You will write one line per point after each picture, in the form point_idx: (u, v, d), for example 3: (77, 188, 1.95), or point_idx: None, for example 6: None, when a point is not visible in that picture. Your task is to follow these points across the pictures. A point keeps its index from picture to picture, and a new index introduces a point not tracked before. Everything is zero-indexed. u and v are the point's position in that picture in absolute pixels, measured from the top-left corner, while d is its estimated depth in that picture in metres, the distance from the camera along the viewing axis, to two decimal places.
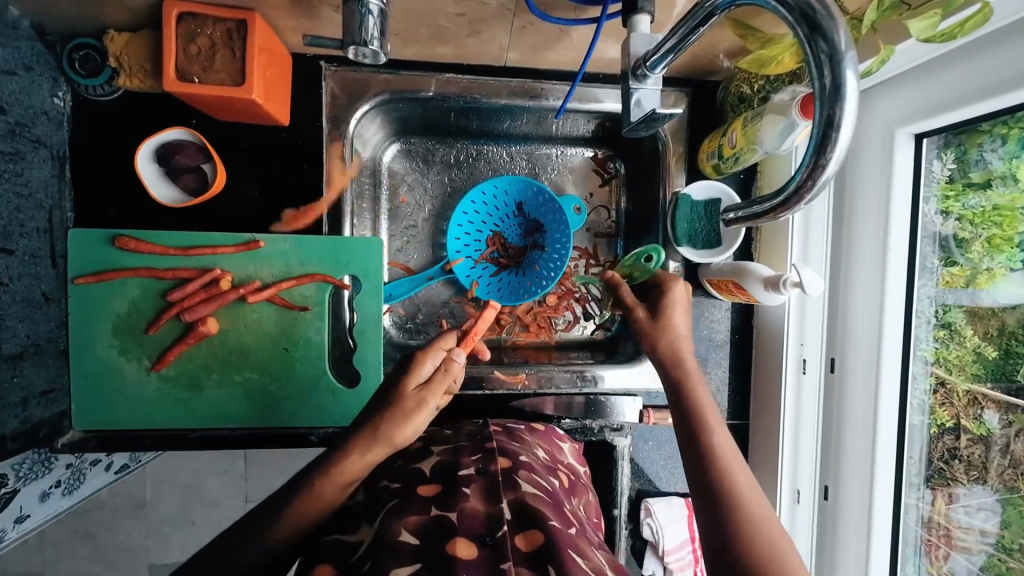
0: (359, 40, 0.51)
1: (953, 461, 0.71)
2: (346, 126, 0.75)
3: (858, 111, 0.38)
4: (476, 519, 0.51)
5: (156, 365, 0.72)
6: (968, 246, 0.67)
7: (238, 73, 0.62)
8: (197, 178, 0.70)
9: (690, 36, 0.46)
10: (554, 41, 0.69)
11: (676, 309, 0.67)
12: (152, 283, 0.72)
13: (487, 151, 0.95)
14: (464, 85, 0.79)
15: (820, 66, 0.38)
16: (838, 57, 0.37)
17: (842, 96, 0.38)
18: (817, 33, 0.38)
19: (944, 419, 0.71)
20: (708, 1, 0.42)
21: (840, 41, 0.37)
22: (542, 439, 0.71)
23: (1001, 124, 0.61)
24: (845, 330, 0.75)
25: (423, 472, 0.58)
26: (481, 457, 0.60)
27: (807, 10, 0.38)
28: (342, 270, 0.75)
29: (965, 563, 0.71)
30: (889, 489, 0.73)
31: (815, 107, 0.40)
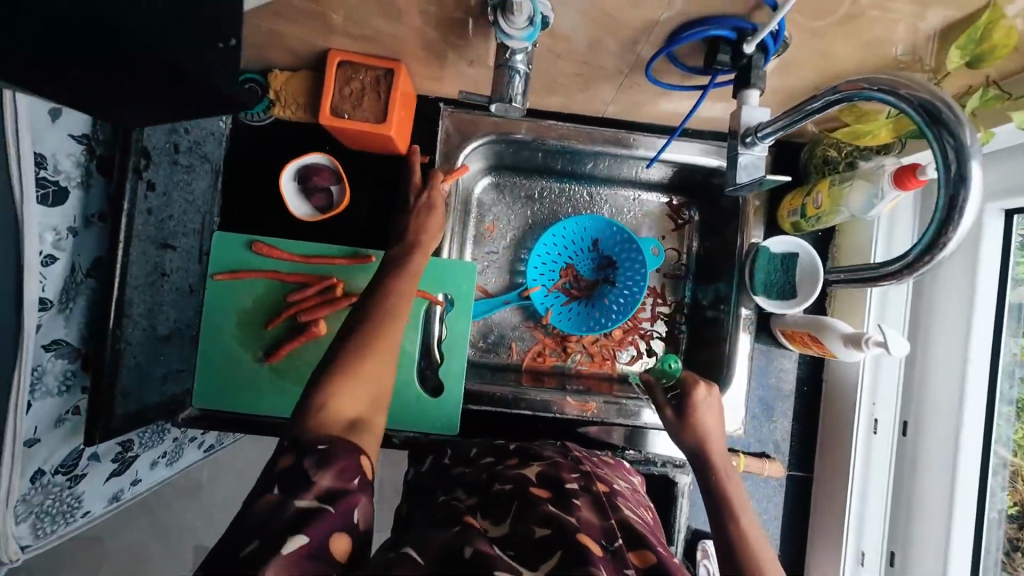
0: (505, 96, 0.56)
1: (1016, 552, 0.71)
2: (456, 161, 0.84)
3: (980, 192, 0.42)
4: (593, 527, 0.58)
5: (269, 356, 0.81)
6: None
7: (380, 112, 0.72)
8: (326, 198, 0.80)
9: (811, 114, 0.51)
10: (653, 100, 0.76)
11: (705, 413, 0.71)
12: (276, 284, 0.81)
13: (569, 189, 1.02)
14: (562, 132, 0.87)
15: (947, 157, 0.42)
16: (965, 151, 0.42)
17: (970, 178, 0.42)
18: (942, 122, 0.43)
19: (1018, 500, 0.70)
20: (840, 88, 0.48)
21: (967, 138, 0.42)
22: (615, 471, 0.75)
23: None
24: (921, 395, 0.76)
25: (527, 477, 0.65)
26: (581, 477, 0.66)
27: (932, 107, 0.43)
28: (439, 289, 0.83)
29: None
30: (964, 566, 0.72)
31: (941, 179, 0.44)
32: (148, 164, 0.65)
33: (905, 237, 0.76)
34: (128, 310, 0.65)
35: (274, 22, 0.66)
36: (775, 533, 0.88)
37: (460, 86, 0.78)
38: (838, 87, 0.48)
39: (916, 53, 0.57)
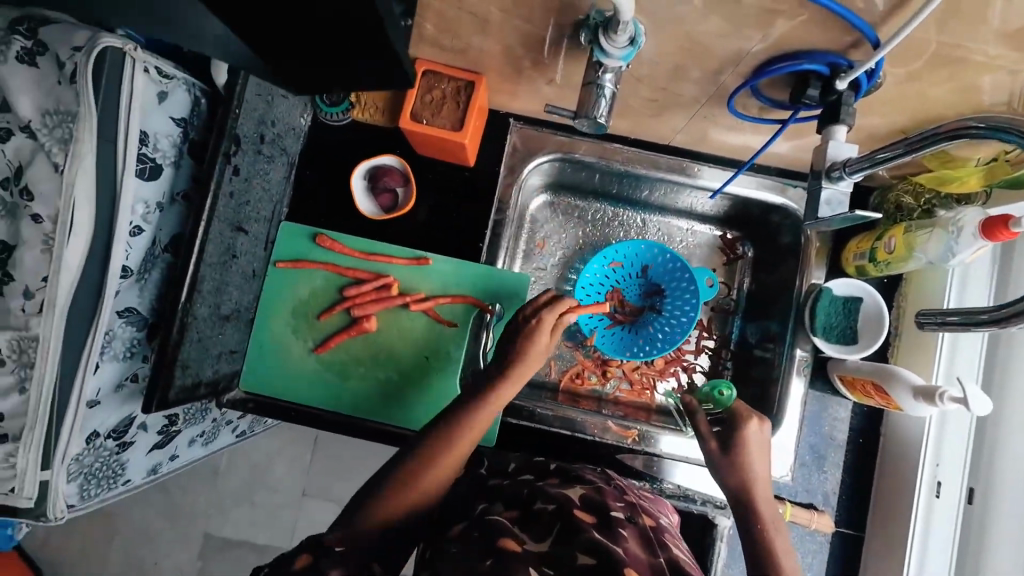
0: (590, 114, 0.56)
1: None
2: (519, 174, 0.86)
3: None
4: (640, 562, 0.56)
5: (319, 347, 0.82)
6: None
7: (457, 121, 0.74)
8: (391, 198, 0.83)
9: (906, 155, 0.51)
10: (725, 132, 0.76)
11: (755, 451, 0.69)
12: (334, 278, 0.83)
13: (623, 214, 1.03)
14: (626, 156, 0.87)
15: None
16: None
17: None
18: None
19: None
20: (949, 124, 0.47)
21: None
22: (657, 505, 0.72)
23: None
24: (993, 462, 0.71)
25: (570, 498, 0.63)
26: (625, 507, 0.64)
27: None
28: (491, 298, 0.83)
29: None
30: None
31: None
32: (238, 150, 0.69)
33: (981, 292, 0.73)
34: (199, 286, 0.67)
35: None
36: None
37: (534, 103, 0.80)
38: (941, 129, 0.48)
39: (1012, 103, 0.56)
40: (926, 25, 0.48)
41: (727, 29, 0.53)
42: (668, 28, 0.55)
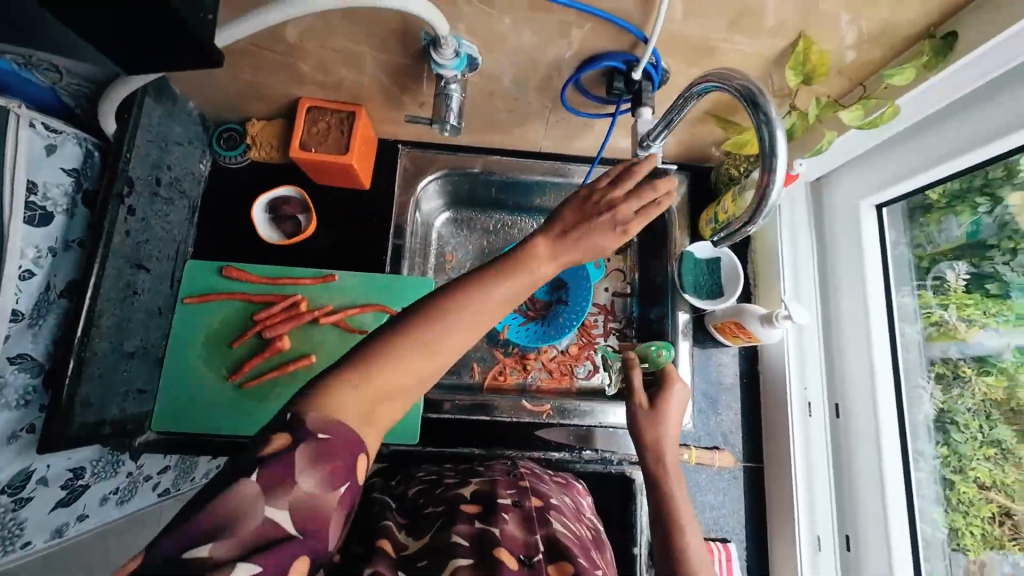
0: (443, 117, 0.68)
1: (971, 526, 0.71)
2: (412, 191, 0.95)
3: (786, 180, 0.49)
4: (515, 541, 0.59)
5: (232, 375, 0.84)
6: (946, 299, 0.76)
7: (342, 147, 0.83)
8: (293, 225, 0.89)
9: (673, 120, 0.63)
10: (579, 133, 0.89)
11: (677, 405, 0.74)
12: (244, 305, 0.87)
13: (520, 222, 1.11)
14: (506, 165, 0.99)
15: (761, 128, 0.49)
16: (773, 121, 0.48)
17: (775, 171, 0.49)
18: (760, 108, 0.49)
19: (987, 477, 0.70)
20: (686, 91, 0.58)
21: (773, 111, 0.48)
22: (567, 491, 0.76)
23: (954, 204, 0.75)
24: (841, 373, 0.85)
25: (462, 497, 0.66)
26: (516, 492, 0.68)
27: (749, 92, 0.50)
28: (398, 303, 0.89)
29: None
30: (904, 531, 0.76)
31: (759, 161, 0.50)
32: (131, 191, 0.73)
33: (806, 240, 0.92)
34: (98, 321, 0.69)
35: (253, 75, 0.78)
36: (740, 531, 0.89)
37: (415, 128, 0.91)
38: (690, 97, 0.59)
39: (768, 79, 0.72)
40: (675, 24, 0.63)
41: (539, 42, 0.66)
42: (495, 46, 0.67)
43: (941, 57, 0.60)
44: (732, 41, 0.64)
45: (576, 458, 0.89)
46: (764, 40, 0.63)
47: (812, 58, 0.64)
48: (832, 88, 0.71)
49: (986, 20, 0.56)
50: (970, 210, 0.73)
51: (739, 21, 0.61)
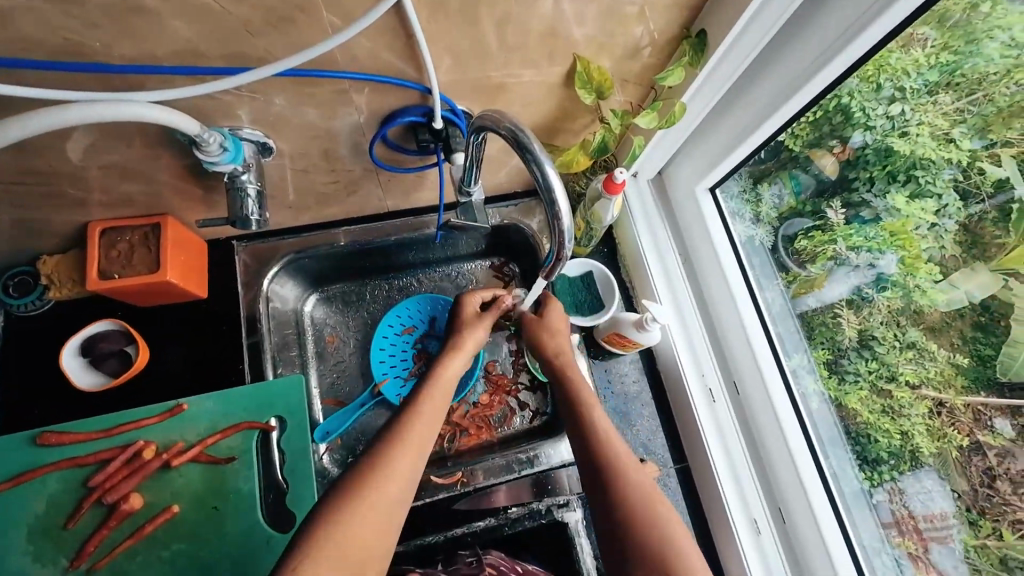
0: (240, 215, 0.63)
1: (882, 455, 0.74)
2: (260, 286, 0.87)
3: (570, 208, 0.52)
4: None
5: (74, 560, 0.69)
6: (795, 243, 0.82)
7: (154, 262, 0.74)
8: (121, 360, 0.78)
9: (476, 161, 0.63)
10: (417, 185, 0.87)
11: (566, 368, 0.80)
12: (74, 472, 0.72)
13: (399, 282, 1.06)
14: (358, 233, 0.93)
15: (532, 168, 0.51)
16: (539, 158, 0.51)
17: (558, 205, 0.52)
18: (525, 148, 0.51)
19: (913, 377, 0.70)
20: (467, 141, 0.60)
21: (538, 149, 0.51)
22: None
23: (777, 171, 0.82)
24: (729, 351, 0.88)
25: None
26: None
27: (514, 134, 0.51)
28: (267, 413, 0.79)
29: (948, 553, 0.69)
30: (817, 478, 0.78)
31: (544, 200, 0.53)
32: None
33: (663, 232, 0.95)
34: None
35: (20, 212, 0.68)
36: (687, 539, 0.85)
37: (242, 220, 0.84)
38: (480, 140, 0.59)
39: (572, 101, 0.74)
40: (453, 72, 0.62)
41: (324, 113, 0.63)
42: (282, 127, 0.64)
43: (699, 54, 0.64)
44: (514, 75, 0.65)
45: (503, 521, 0.82)
46: (545, 66, 0.65)
47: (593, 75, 0.67)
48: (628, 96, 0.75)
49: (726, 12, 0.59)
50: (789, 173, 0.81)
51: (511, 56, 0.61)
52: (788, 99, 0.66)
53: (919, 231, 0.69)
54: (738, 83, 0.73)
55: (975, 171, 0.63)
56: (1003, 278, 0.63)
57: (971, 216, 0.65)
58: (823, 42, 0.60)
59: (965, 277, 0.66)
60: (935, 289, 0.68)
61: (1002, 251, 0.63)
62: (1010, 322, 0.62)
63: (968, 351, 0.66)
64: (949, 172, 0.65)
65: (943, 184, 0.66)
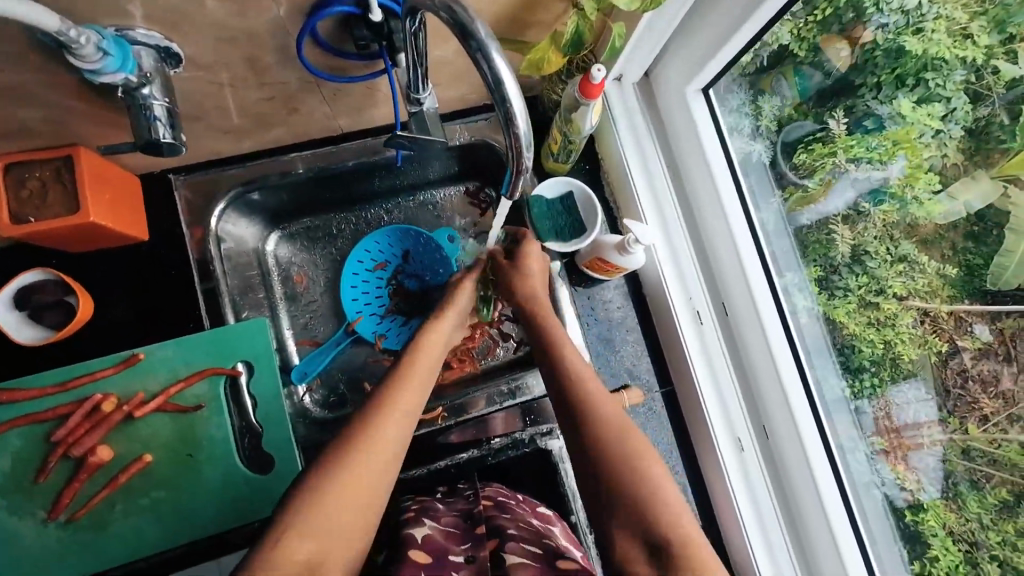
0: (146, 137, 0.57)
1: (869, 368, 0.73)
2: (207, 224, 0.79)
3: (525, 105, 0.45)
4: None
5: (52, 512, 0.68)
6: (793, 154, 0.76)
7: (72, 202, 0.65)
8: (62, 312, 0.72)
9: (421, 57, 0.54)
10: (368, 99, 0.75)
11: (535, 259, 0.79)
12: (34, 428, 0.69)
13: (365, 214, 0.98)
14: (310, 159, 0.83)
15: (479, 59, 0.43)
16: (485, 47, 0.43)
17: (513, 106, 0.45)
18: (468, 34, 0.42)
19: (901, 290, 0.70)
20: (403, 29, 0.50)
21: (483, 34, 0.42)
22: (531, 511, 0.74)
23: (781, 67, 0.74)
24: (719, 270, 0.83)
25: (412, 540, 0.64)
26: (471, 545, 0.63)
27: (455, 15, 0.42)
28: (231, 359, 0.75)
29: (927, 458, 0.70)
30: (802, 393, 0.76)
31: (495, 99, 0.45)
32: None
33: (650, 144, 0.85)
34: None
35: None
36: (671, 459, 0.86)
37: None
38: (417, 22, 0.49)
39: None
40: None
41: (232, 4, 0.51)
42: (185, 28, 0.53)
43: None
44: None
45: (486, 451, 0.82)
46: None
47: None
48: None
49: None
50: (794, 68, 0.73)
51: None
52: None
53: (922, 139, 0.67)
54: None
55: (988, 72, 0.61)
56: (1002, 185, 0.63)
57: (978, 119, 0.63)
58: None
59: (964, 187, 0.65)
60: (934, 200, 0.67)
61: (1004, 158, 0.62)
62: (1003, 231, 0.63)
63: (958, 261, 0.66)
64: (961, 73, 0.63)
65: (953, 86, 0.64)
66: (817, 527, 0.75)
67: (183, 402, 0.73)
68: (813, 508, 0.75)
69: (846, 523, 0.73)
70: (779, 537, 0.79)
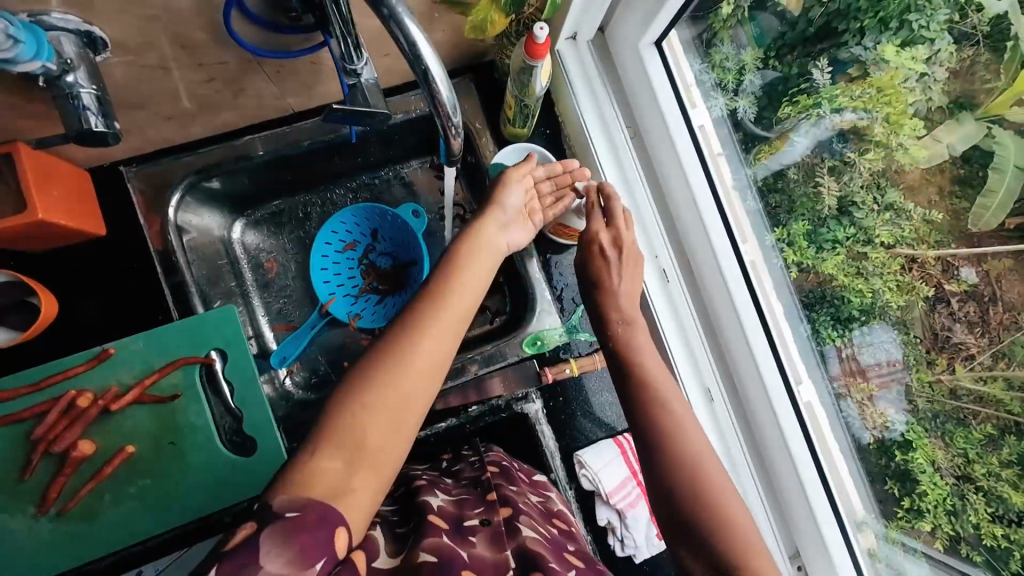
0: (79, 126, 0.57)
1: (827, 319, 0.77)
2: (164, 215, 0.78)
3: (443, 69, 0.47)
4: (485, 564, 0.57)
5: (41, 507, 0.70)
6: (778, 109, 0.76)
7: (19, 201, 0.64)
8: (26, 313, 0.72)
9: (348, 20, 0.53)
10: (315, 75, 0.74)
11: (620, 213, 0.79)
12: (14, 429, 0.70)
13: (330, 196, 0.97)
14: (264, 141, 0.82)
15: (392, 25, 0.44)
16: (395, 13, 0.44)
17: (432, 70, 0.47)
18: (379, 4, 0.43)
19: (889, 238, 0.70)
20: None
21: (393, 1, 0.43)
22: (535, 485, 0.76)
23: (739, 14, 0.74)
24: (681, 230, 0.84)
25: (428, 506, 0.64)
26: (483, 510, 0.66)
27: None
28: (203, 348, 0.76)
29: (889, 396, 0.73)
30: (763, 340, 0.79)
31: (414, 65, 0.47)
32: None
33: (610, 103, 0.84)
34: None
35: None
36: None
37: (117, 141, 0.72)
38: None
39: None
40: None
41: None
42: (106, 11, 0.51)
43: None
44: None
45: (464, 419, 0.84)
46: None
47: None
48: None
49: None
50: (749, 19, 0.74)
51: None
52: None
53: (908, 85, 0.65)
54: None
55: (973, 10, 0.59)
56: (987, 125, 0.62)
57: (961, 60, 0.61)
58: None
59: (950, 130, 0.64)
60: (919, 145, 0.66)
61: (988, 98, 0.61)
62: (988, 172, 0.62)
63: (945, 207, 0.65)
64: (944, 13, 0.61)
65: (937, 28, 0.62)
66: (783, 464, 0.79)
67: (160, 391, 0.74)
68: (777, 447, 0.80)
69: (808, 458, 0.78)
70: (754, 487, 0.82)
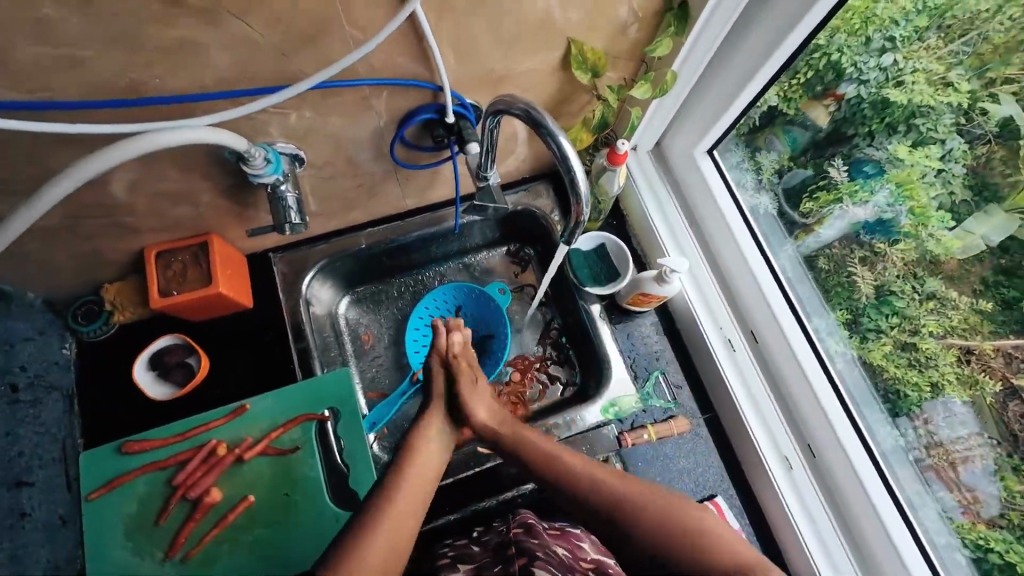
0: (284, 219, 0.73)
1: (897, 391, 0.81)
2: (298, 292, 0.94)
3: (585, 173, 0.61)
4: None
5: (169, 551, 0.76)
6: (799, 204, 0.89)
7: (205, 278, 0.81)
8: (185, 371, 0.86)
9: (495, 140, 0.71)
10: (432, 181, 0.93)
11: None
12: (157, 475, 0.79)
13: (423, 277, 1.12)
14: (382, 233, 0.99)
15: (548, 142, 0.60)
16: (552, 132, 0.60)
17: (573, 171, 0.61)
18: (540, 126, 0.60)
19: (936, 328, 0.77)
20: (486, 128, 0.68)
21: (552, 124, 0.60)
22: (562, 537, 0.75)
23: (770, 130, 0.88)
24: (742, 301, 0.94)
25: None
26: (502, 566, 0.67)
27: (531, 117, 0.61)
28: (322, 406, 0.86)
29: (978, 472, 0.75)
30: (841, 413, 0.82)
31: (561, 168, 0.62)
32: None
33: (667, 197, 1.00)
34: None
35: (85, 245, 0.77)
36: (721, 481, 0.91)
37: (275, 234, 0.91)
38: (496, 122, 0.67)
39: (569, 85, 0.79)
40: (453, 71, 0.68)
41: (347, 121, 0.69)
42: (311, 140, 0.71)
43: (684, 25, 0.70)
44: (515, 64, 0.70)
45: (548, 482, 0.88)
46: (536, 57, 0.71)
47: (588, 55, 0.73)
48: (621, 72, 0.80)
49: None
50: (783, 129, 0.87)
51: (505, 51, 0.68)
52: (763, 64, 0.71)
53: (927, 179, 0.76)
54: (715, 57, 0.78)
55: (978, 114, 0.70)
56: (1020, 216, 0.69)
57: (979, 158, 0.71)
58: (773, 27, 0.67)
59: (979, 221, 0.72)
60: (951, 237, 0.75)
61: (1013, 192, 0.69)
62: None
63: (992, 297, 0.72)
64: (949, 117, 0.72)
65: (945, 129, 0.73)
66: (873, 531, 0.79)
67: (283, 444, 0.83)
68: (867, 518, 0.79)
69: (906, 538, 0.76)
70: (845, 563, 0.81)
